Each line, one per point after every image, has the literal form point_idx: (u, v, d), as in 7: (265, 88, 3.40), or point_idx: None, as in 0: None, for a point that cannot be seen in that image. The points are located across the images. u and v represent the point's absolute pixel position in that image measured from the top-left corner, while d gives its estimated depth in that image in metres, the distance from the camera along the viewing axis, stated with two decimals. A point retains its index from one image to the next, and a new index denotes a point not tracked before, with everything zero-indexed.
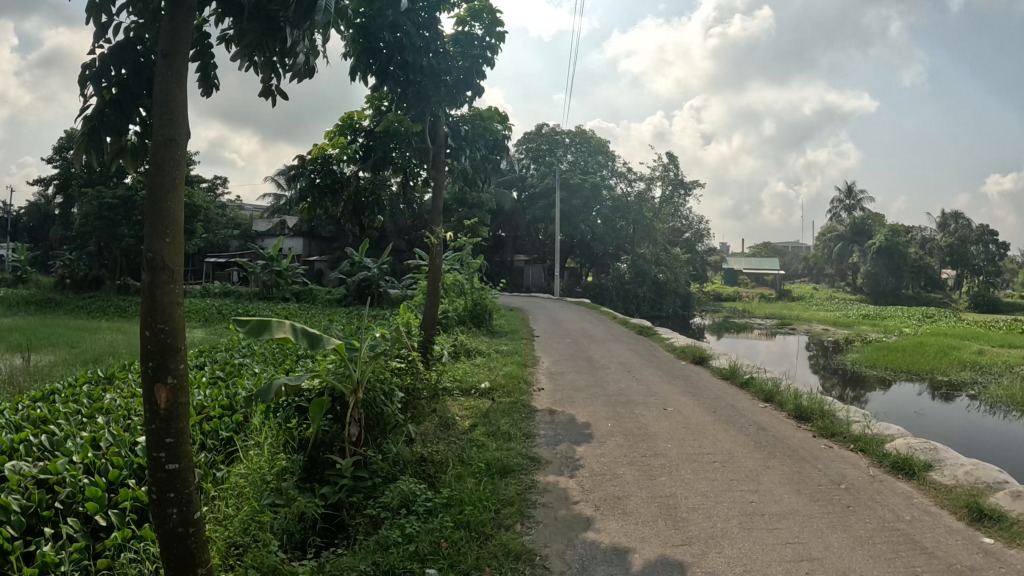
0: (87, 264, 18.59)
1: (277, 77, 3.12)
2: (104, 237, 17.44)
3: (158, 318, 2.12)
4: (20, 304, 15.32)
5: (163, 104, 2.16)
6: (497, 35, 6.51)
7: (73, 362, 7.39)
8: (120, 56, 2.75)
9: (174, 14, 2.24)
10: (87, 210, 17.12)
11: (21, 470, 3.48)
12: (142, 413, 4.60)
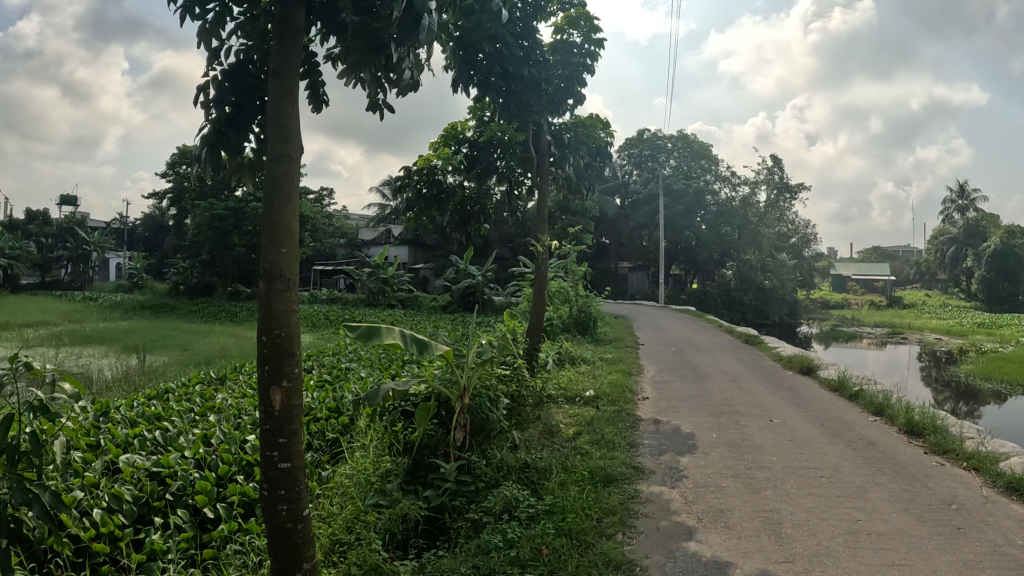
0: (201, 272, 19.69)
1: (383, 90, 3.21)
2: (215, 246, 18.40)
3: (274, 324, 2.21)
4: (138, 309, 16.34)
5: (276, 121, 2.26)
6: (595, 42, 6.48)
7: (185, 364, 7.81)
8: (234, 78, 2.90)
9: (282, 35, 2.34)
10: (202, 221, 18.15)
11: (135, 463, 3.70)
12: (252, 412, 4.82)
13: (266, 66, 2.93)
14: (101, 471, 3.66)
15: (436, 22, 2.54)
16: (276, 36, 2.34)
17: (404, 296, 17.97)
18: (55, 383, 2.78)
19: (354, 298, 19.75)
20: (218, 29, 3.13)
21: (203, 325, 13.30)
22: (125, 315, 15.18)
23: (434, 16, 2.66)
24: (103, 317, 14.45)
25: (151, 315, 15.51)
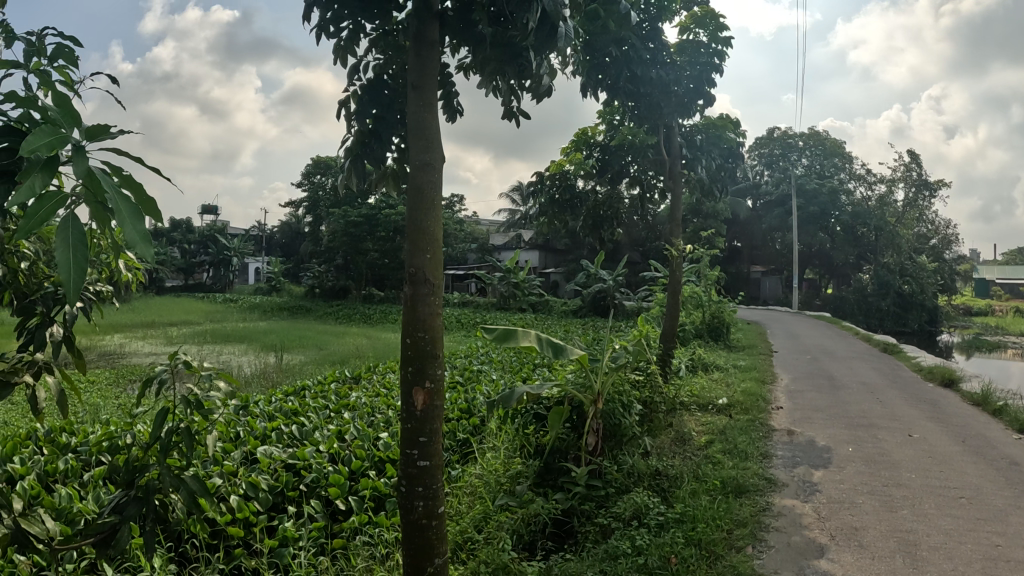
0: (336, 275, 20.65)
1: (517, 97, 3.27)
2: (349, 252, 19.25)
3: (418, 327, 2.29)
4: (278, 310, 17.30)
5: (418, 132, 2.35)
6: (722, 40, 6.32)
7: (322, 362, 8.22)
8: (375, 92, 3.05)
9: (419, 49, 2.42)
10: (340, 227, 19.07)
11: (273, 454, 3.94)
12: (385, 411, 5.01)
13: (402, 78, 3.05)
14: (240, 461, 3.91)
15: (574, 32, 2.60)
16: (413, 51, 2.42)
17: (536, 302, 18.13)
18: (211, 379, 2.75)
19: (484, 302, 20.09)
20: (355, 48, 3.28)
21: (338, 326, 14.00)
22: (267, 316, 16.18)
23: (571, 25, 2.71)
24: (248, 318, 15.50)
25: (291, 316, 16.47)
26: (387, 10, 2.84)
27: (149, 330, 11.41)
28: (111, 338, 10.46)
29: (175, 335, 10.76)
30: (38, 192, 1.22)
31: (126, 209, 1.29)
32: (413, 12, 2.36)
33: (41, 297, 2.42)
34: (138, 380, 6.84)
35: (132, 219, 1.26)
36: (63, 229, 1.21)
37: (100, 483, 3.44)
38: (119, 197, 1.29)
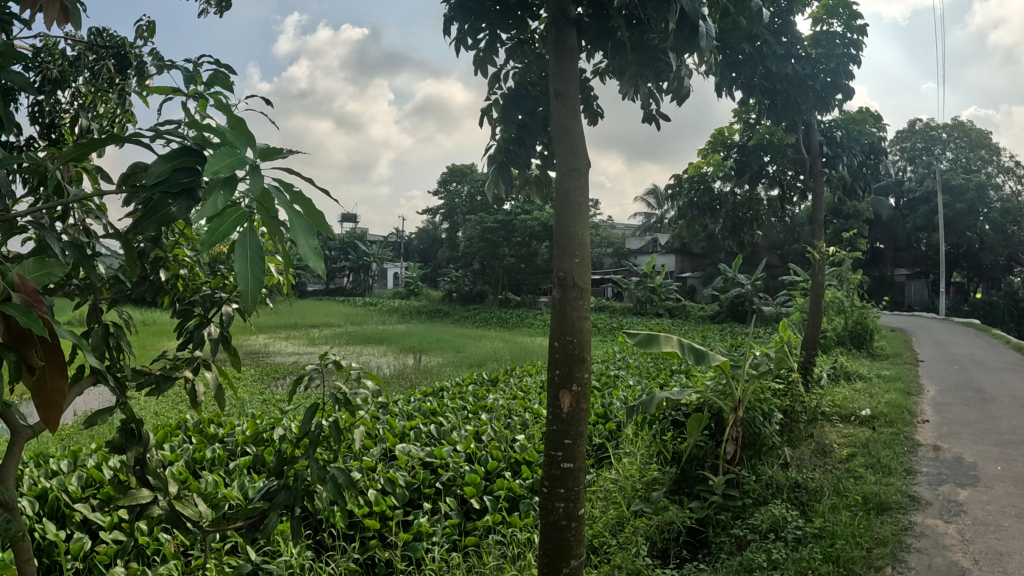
0: (476, 282, 20.30)
1: (655, 100, 3.25)
2: (486, 257, 19.53)
3: (567, 331, 2.35)
4: (416, 313, 17.91)
5: (564, 140, 2.40)
6: (857, 29, 6.01)
7: (459, 364, 8.48)
8: (518, 99, 3.13)
9: (559, 57, 2.45)
10: (474, 233, 19.56)
11: (411, 452, 4.09)
12: (522, 414, 5.10)
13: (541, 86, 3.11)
14: (379, 457, 4.06)
15: (713, 32, 2.54)
16: (553, 59, 2.45)
17: (673, 306, 17.88)
18: (361, 378, 2.81)
19: (619, 307, 19.97)
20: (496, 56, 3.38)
21: (476, 330, 14.35)
22: (404, 319, 16.82)
23: (712, 25, 2.66)
24: (386, 320, 16.18)
25: (431, 318, 17.01)
26: (523, 19, 2.90)
27: (302, 332, 12.12)
28: (268, 339, 11.20)
29: (325, 337, 11.38)
30: (219, 209, 1.08)
31: (300, 229, 1.14)
32: (551, 19, 2.38)
33: (200, 298, 2.30)
34: (290, 379, 7.30)
35: (306, 234, 1.11)
36: (240, 243, 1.06)
37: (244, 472, 3.53)
38: (293, 214, 1.14)
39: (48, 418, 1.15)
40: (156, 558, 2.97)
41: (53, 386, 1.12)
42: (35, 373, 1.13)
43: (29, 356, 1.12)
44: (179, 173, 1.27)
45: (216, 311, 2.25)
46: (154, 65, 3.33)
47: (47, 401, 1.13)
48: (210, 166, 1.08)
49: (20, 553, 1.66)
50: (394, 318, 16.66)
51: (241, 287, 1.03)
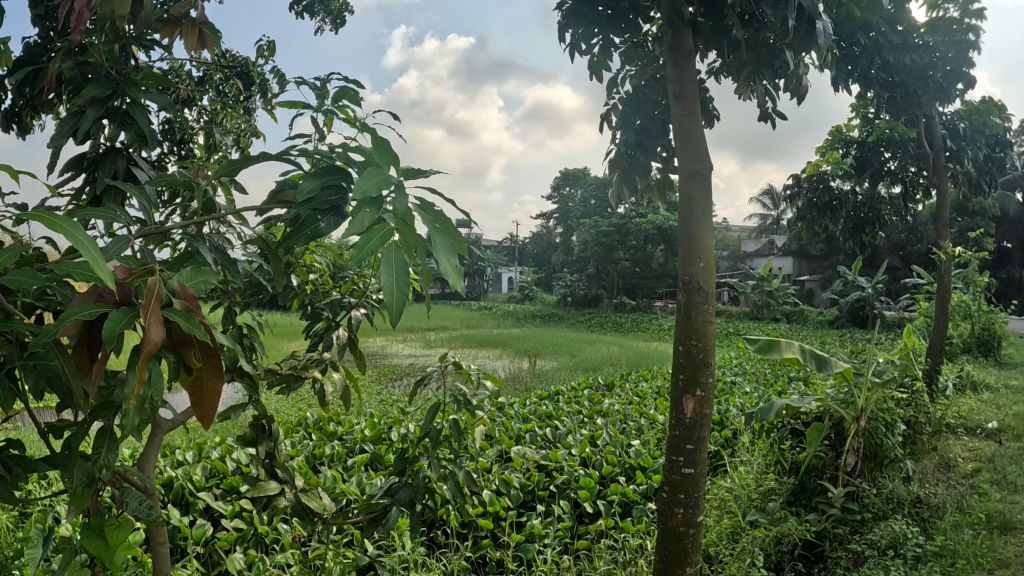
0: (587, 286, 20.10)
1: (772, 98, 3.17)
2: (602, 261, 19.31)
3: (692, 335, 2.34)
4: (530, 316, 17.96)
5: (686, 144, 2.38)
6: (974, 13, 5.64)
7: (574, 368, 8.49)
8: (637, 104, 3.17)
9: (676, 59, 2.42)
10: (588, 237, 19.52)
11: (527, 454, 4.15)
12: (637, 420, 5.07)
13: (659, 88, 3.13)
14: (496, 458, 4.14)
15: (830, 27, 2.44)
16: (670, 61, 2.43)
17: (790, 310, 17.24)
18: (479, 381, 2.86)
19: (736, 312, 19.44)
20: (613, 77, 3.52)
21: (590, 334, 14.29)
22: (518, 322, 16.93)
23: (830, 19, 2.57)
24: (499, 324, 16.36)
25: (545, 322, 17.03)
26: (636, 23, 2.89)
27: (417, 335, 12.44)
28: (385, 342, 11.56)
29: (440, 340, 11.63)
30: (367, 225, 1.05)
31: (441, 244, 1.12)
32: (666, 20, 2.36)
33: (328, 303, 2.35)
34: (407, 380, 7.53)
35: (446, 250, 1.09)
36: (384, 259, 1.06)
37: (362, 469, 3.52)
38: (436, 229, 1.12)
39: (202, 420, 1.02)
40: (275, 546, 2.98)
41: (210, 389, 0.99)
42: (191, 373, 1.00)
43: (185, 358, 0.98)
44: (328, 192, 1.27)
45: (346, 315, 2.32)
46: (273, 82, 3.52)
47: (203, 403, 1.00)
48: (359, 185, 1.06)
49: (156, 536, 1.79)
50: (509, 321, 16.82)
51: (386, 299, 1.01)
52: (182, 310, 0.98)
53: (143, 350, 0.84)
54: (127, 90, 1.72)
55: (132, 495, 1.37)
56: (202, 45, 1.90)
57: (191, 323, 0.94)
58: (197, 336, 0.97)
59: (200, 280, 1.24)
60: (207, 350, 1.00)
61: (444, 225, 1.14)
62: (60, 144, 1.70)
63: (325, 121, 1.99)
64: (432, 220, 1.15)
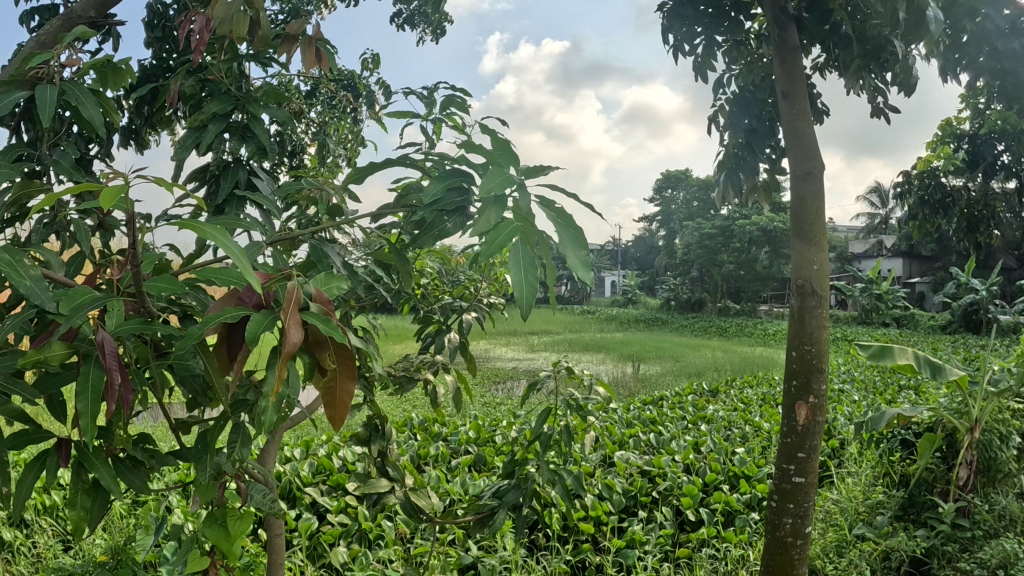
0: (690, 290, 19.55)
1: (884, 93, 3.03)
2: (706, 264, 18.80)
3: (805, 340, 2.27)
4: (630, 321, 17.74)
5: (797, 144, 2.32)
6: None
7: (678, 374, 8.35)
8: (744, 104, 3.13)
9: (782, 56, 2.37)
10: (691, 240, 19.13)
11: (630, 460, 4.11)
12: (743, 427, 4.96)
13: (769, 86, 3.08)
14: (599, 463, 4.12)
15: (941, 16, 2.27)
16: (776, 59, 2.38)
17: (900, 315, 16.37)
18: (592, 386, 2.87)
19: (844, 317, 18.64)
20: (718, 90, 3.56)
21: (693, 339, 14.00)
22: (619, 326, 16.77)
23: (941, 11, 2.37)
24: (601, 328, 16.27)
25: (648, 327, 16.77)
26: (738, 21, 2.84)
27: (520, 338, 12.55)
28: (488, 345, 11.72)
29: (543, 344, 11.68)
30: (491, 223, 1.05)
31: (567, 240, 1.09)
32: (771, 18, 2.30)
33: (440, 307, 2.39)
34: (511, 383, 7.61)
35: (573, 243, 1.08)
36: (510, 253, 1.03)
37: (466, 470, 3.58)
38: (561, 226, 1.10)
39: (334, 423, 0.98)
40: (379, 542, 3.03)
41: (343, 391, 0.96)
42: (325, 375, 0.97)
43: (320, 358, 0.96)
44: (453, 194, 1.26)
45: (457, 319, 2.35)
46: (378, 94, 3.63)
47: (336, 406, 0.96)
48: (483, 185, 1.06)
49: (272, 528, 1.89)
50: (611, 325, 16.70)
51: (515, 295, 1.00)
52: (316, 310, 0.95)
53: (284, 351, 0.85)
54: (247, 106, 1.81)
55: (257, 487, 1.42)
56: (318, 60, 1.97)
57: (327, 326, 0.92)
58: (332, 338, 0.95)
59: (333, 284, 1.09)
60: (343, 352, 0.98)
61: (567, 220, 1.12)
62: (184, 157, 1.78)
63: (433, 129, 2.04)
64: (555, 215, 1.14)
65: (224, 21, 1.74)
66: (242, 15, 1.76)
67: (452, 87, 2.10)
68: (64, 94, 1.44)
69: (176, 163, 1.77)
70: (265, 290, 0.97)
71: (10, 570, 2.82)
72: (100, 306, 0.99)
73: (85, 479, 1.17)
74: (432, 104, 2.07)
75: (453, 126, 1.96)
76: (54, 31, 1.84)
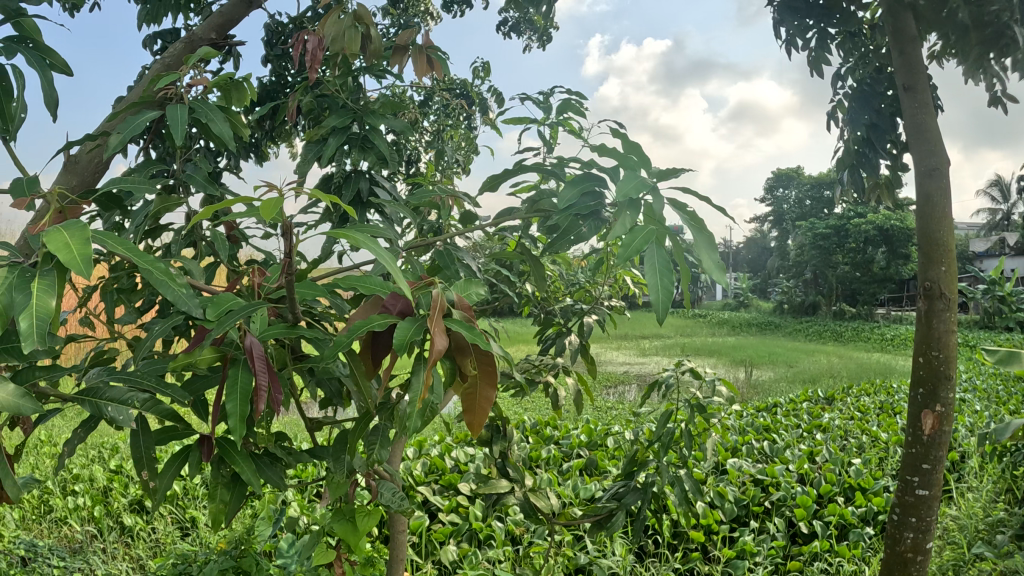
0: (804, 292, 18.66)
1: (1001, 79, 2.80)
2: (820, 265, 18.00)
3: (933, 346, 2.13)
4: (737, 324, 17.20)
5: (920, 139, 2.18)
6: None
7: (792, 380, 8.02)
8: (864, 99, 2.96)
9: (901, 47, 2.24)
10: (804, 241, 18.35)
11: (743, 468, 3.95)
12: (859, 437, 4.73)
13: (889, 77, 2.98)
14: (712, 470, 3.99)
15: None
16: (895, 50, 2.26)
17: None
18: (716, 385, 2.80)
19: (965, 321, 17.44)
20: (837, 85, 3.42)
21: (805, 344, 13.42)
22: (730, 330, 16.26)
23: None
24: (713, 330, 15.85)
25: (758, 331, 16.20)
26: (851, 12, 2.71)
27: (630, 339, 12.37)
28: (600, 348, 11.61)
29: (655, 348, 11.46)
30: (629, 226, 1.06)
31: (700, 241, 1.11)
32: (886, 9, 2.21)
33: (561, 309, 2.38)
34: (623, 388, 7.52)
35: (707, 246, 1.09)
36: (647, 257, 1.04)
37: (577, 473, 3.56)
38: (694, 228, 1.11)
39: (474, 428, 0.95)
40: (490, 543, 3.04)
41: (484, 400, 0.92)
42: (466, 379, 0.93)
43: (461, 365, 0.92)
44: (587, 198, 1.21)
45: (578, 322, 2.33)
46: (491, 101, 3.65)
47: (477, 413, 0.93)
48: (619, 189, 1.07)
49: (396, 524, 1.93)
50: (720, 327, 16.22)
51: (653, 299, 1.01)
52: (459, 316, 0.92)
53: (430, 360, 0.82)
54: (365, 118, 1.85)
55: (386, 487, 1.47)
56: (431, 68, 2.01)
57: (471, 332, 0.89)
58: (474, 343, 0.91)
59: (471, 290, 1.04)
60: (483, 357, 0.92)
61: (699, 224, 1.13)
62: (306, 170, 1.85)
63: (550, 133, 2.04)
64: (687, 220, 1.15)
65: (336, 39, 1.82)
66: (353, 32, 1.83)
67: (569, 91, 2.09)
68: (193, 111, 1.51)
69: (299, 175, 1.85)
70: (409, 298, 0.95)
71: (131, 554, 3.01)
72: (246, 314, 1.01)
73: (224, 474, 1.22)
74: (549, 108, 2.07)
75: (570, 130, 1.95)
76: (179, 53, 1.94)
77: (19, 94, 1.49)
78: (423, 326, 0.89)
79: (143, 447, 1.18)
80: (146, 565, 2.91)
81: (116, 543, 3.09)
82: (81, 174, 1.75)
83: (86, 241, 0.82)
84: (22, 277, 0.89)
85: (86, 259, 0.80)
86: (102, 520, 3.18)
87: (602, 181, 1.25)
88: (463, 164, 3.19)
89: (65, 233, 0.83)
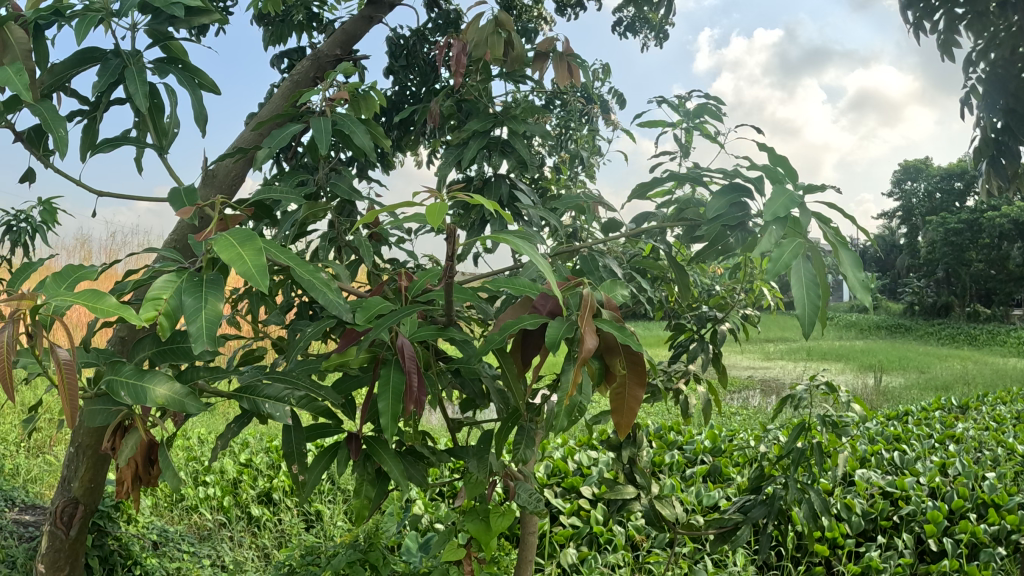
0: (936, 292, 17.50)
1: None
2: (951, 265, 16.84)
3: None
4: (860, 327, 16.30)
5: None
6: None
7: (925, 388, 7.48)
8: (999, 84, 2.99)
9: None
10: (932, 239, 17.25)
11: (872, 479, 3.70)
12: (994, 449, 4.41)
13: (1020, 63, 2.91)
14: (840, 481, 3.77)
15: None
16: None
17: None
18: (848, 402, 2.67)
19: None
20: (979, 68, 3.22)
21: (934, 348, 12.52)
22: (856, 333, 15.41)
23: None
24: (840, 334, 15.10)
25: (884, 334, 15.30)
26: None
27: (751, 342, 11.93)
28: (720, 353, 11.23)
29: (780, 352, 10.96)
30: (777, 241, 1.05)
31: (847, 257, 1.07)
32: None
33: (690, 314, 2.33)
34: (748, 394, 7.27)
35: (852, 261, 1.05)
36: (794, 270, 1.01)
37: (701, 480, 3.47)
38: (839, 245, 1.07)
39: (621, 427, 0.96)
40: (609, 547, 3.01)
41: (632, 400, 0.93)
42: (614, 379, 0.95)
43: (610, 364, 0.94)
44: (733, 209, 1.24)
45: (710, 329, 2.28)
46: (612, 102, 3.61)
47: (624, 414, 0.94)
48: (768, 204, 1.05)
49: (526, 525, 1.95)
50: (843, 330, 15.40)
51: (799, 310, 0.98)
52: (609, 316, 0.93)
53: (579, 358, 0.84)
54: (506, 122, 1.87)
55: (522, 488, 1.52)
56: (570, 75, 2.01)
57: (620, 333, 0.90)
58: (623, 344, 0.92)
59: (617, 291, 1.05)
60: (634, 357, 0.93)
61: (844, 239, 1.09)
62: (446, 174, 1.89)
63: (685, 138, 2.01)
64: (830, 234, 1.11)
65: (478, 45, 1.88)
66: (496, 38, 1.86)
67: (705, 95, 2.04)
68: (336, 123, 1.57)
69: (439, 179, 1.89)
70: (559, 297, 0.97)
71: (257, 542, 3.19)
72: (401, 319, 1.05)
73: (368, 471, 1.27)
74: (686, 113, 2.03)
75: (706, 135, 1.91)
76: (305, 70, 2.02)
77: (171, 110, 1.59)
78: (573, 325, 0.91)
79: (293, 443, 1.23)
80: (272, 555, 3.08)
81: (243, 532, 3.27)
82: (218, 187, 1.85)
83: (256, 250, 0.89)
84: (193, 282, 0.96)
85: (258, 268, 0.86)
86: (230, 510, 3.35)
87: (749, 192, 1.25)
88: (588, 166, 3.17)
89: (231, 241, 0.90)
